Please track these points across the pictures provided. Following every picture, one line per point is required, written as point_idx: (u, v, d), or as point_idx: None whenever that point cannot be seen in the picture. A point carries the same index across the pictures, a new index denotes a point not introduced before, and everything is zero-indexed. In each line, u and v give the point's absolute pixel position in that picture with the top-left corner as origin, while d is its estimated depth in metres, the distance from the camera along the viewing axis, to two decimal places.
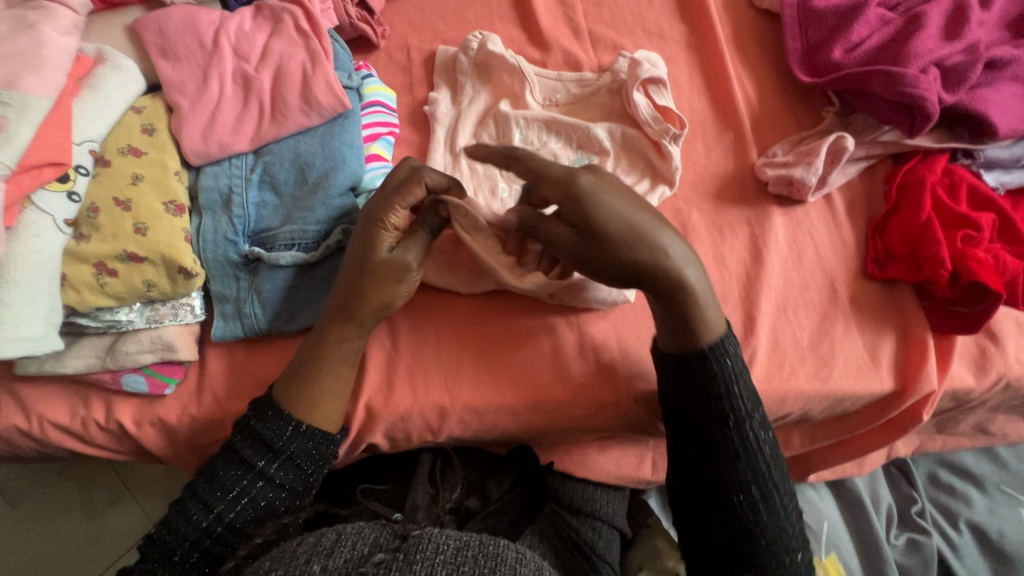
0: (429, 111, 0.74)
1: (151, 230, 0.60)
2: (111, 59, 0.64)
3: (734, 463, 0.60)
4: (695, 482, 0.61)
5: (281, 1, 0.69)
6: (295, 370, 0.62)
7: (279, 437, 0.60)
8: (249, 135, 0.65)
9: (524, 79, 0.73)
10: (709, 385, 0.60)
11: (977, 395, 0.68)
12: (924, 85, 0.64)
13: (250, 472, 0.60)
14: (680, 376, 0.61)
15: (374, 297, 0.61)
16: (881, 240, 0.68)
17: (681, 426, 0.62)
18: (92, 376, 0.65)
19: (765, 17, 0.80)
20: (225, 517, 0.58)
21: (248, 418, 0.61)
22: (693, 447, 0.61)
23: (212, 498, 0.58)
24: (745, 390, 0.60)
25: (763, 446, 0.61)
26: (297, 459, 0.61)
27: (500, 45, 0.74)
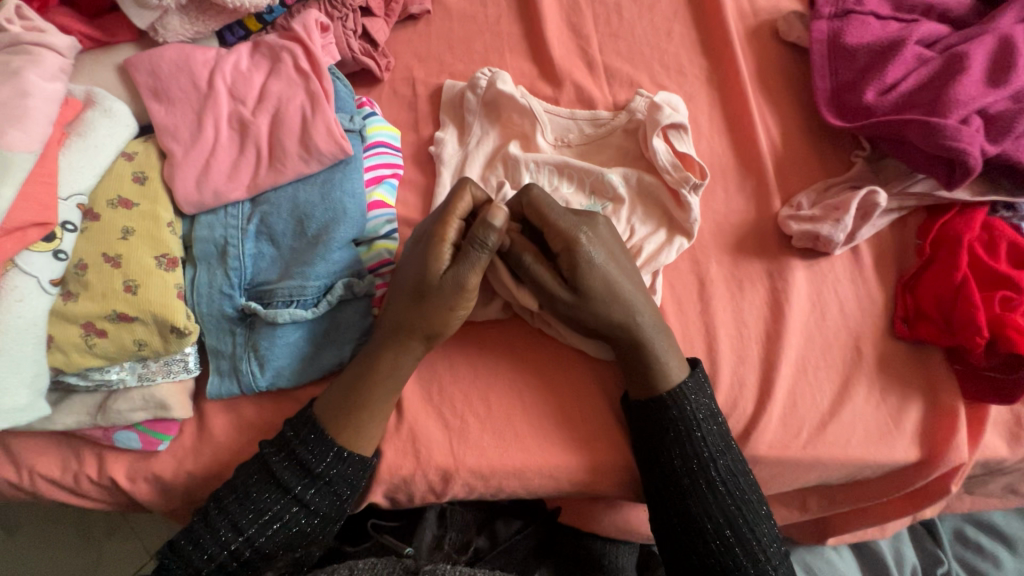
0: (435, 152, 0.70)
1: (142, 288, 0.57)
2: (100, 103, 0.61)
3: (706, 507, 0.58)
4: (672, 531, 0.59)
5: (279, 38, 0.66)
6: (306, 419, 0.60)
7: (319, 463, 0.58)
8: (245, 182, 0.62)
9: (535, 119, 0.70)
10: (669, 428, 0.59)
11: (1011, 463, 0.64)
12: (965, 137, 0.59)
13: (284, 495, 0.58)
14: (644, 422, 0.60)
15: (433, 318, 0.58)
16: (912, 298, 0.64)
17: (652, 475, 0.60)
18: (84, 432, 0.63)
19: (792, 50, 0.76)
20: (243, 552, 0.57)
21: (288, 436, 0.59)
22: (666, 496, 0.60)
23: (243, 522, 0.57)
24: (707, 430, 0.59)
25: (734, 485, 0.59)
26: (333, 485, 0.59)
27: (510, 83, 0.70)
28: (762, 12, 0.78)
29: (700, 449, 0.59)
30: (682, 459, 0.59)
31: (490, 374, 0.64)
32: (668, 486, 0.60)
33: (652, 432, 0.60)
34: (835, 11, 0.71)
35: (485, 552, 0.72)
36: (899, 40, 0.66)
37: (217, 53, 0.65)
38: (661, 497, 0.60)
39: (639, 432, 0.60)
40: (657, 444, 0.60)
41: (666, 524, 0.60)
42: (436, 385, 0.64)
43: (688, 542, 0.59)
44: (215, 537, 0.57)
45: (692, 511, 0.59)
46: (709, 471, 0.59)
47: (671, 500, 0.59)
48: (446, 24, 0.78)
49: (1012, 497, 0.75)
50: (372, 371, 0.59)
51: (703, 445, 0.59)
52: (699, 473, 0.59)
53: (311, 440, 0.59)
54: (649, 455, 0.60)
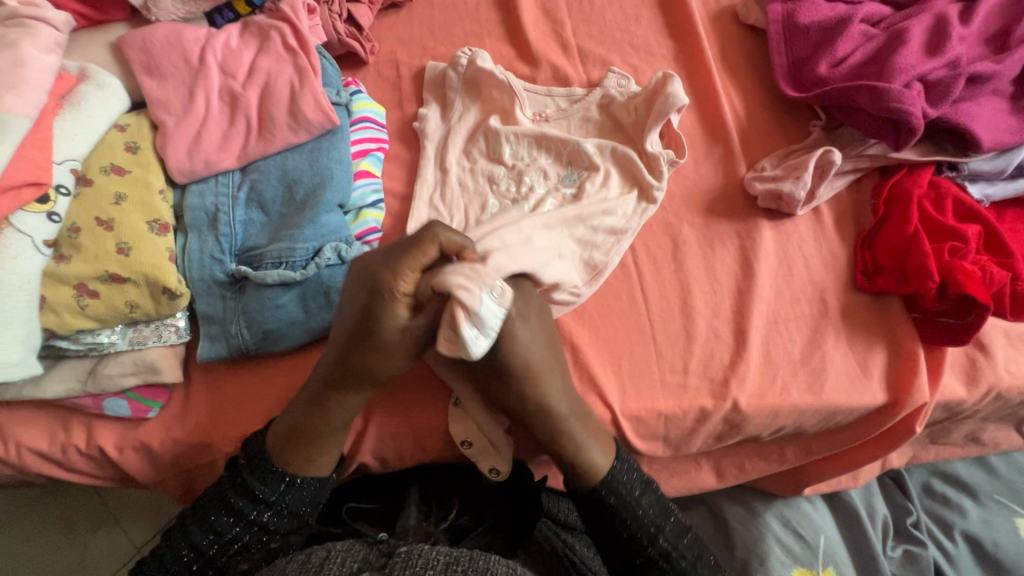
0: (419, 127, 0.74)
1: (134, 250, 0.58)
2: (94, 77, 0.63)
3: (620, 523, 0.62)
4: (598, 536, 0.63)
5: (268, 19, 0.69)
6: (259, 452, 0.60)
7: (273, 492, 0.59)
8: (235, 152, 0.65)
9: (517, 96, 0.74)
10: (559, 451, 0.61)
11: (969, 405, 0.68)
12: (908, 99, 0.65)
13: (240, 521, 0.59)
14: (548, 449, 0.62)
15: (377, 366, 0.55)
16: (870, 254, 0.69)
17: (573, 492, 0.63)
18: (72, 401, 0.63)
19: (750, 32, 0.82)
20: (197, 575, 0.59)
21: (239, 465, 0.60)
22: (583, 509, 0.63)
23: (205, 544, 0.58)
24: (601, 448, 0.61)
25: (639, 486, 0.63)
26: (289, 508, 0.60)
27: (489, 62, 0.75)
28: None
29: (615, 500, 0.61)
30: (586, 479, 0.62)
31: None
32: (585, 502, 0.63)
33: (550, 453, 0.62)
34: None
35: (471, 530, 0.71)
36: (845, 18, 0.72)
37: (207, 32, 0.68)
38: (586, 506, 0.63)
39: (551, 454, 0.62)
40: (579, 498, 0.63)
41: (597, 537, 0.64)
42: None
43: (621, 550, 0.63)
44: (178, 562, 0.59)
45: (615, 523, 0.62)
46: (618, 486, 0.62)
47: (606, 547, 0.63)
48: (428, 11, 0.82)
49: (974, 447, 0.81)
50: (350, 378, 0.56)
51: (594, 467, 0.61)
52: (625, 515, 0.62)
53: (262, 470, 0.59)
54: (564, 472, 0.63)
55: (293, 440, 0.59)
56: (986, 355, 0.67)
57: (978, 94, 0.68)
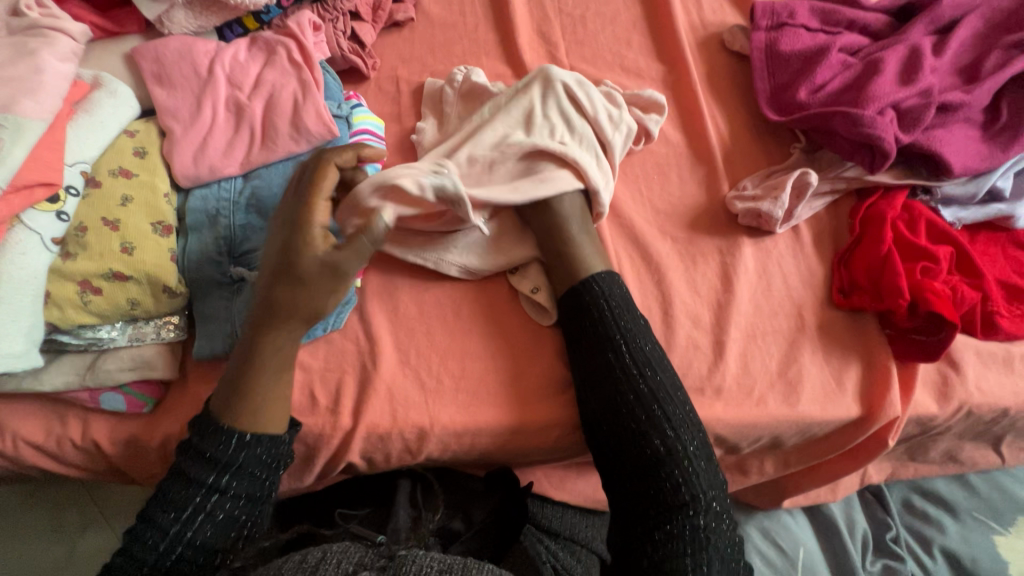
0: (417, 139, 0.77)
1: (137, 249, 0.61)
2: (107, 85, 0.66)
3: (619, 381, 0.63)
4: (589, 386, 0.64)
5: (276, 34, 0.73)
6: (206, 419, 0.60)
7: (225, 452, 0.59)
8: (238, 160, 0.67)
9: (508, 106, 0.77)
10: (585, 327, 0.65)
11: (941, 421, 0.70)
12: (881, 126, 0.68)
13: (202, 488, 0.58)
14: (569, 321, 0.67)
15: (306, 303, 0.60)
16: (847, 272, 0.72)
17: (571, 342, 0.66)
18: (70, 395, 0.65)
19: (736, 58, 0.85)
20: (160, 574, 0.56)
21: (190, 439, 0.60)
22: (578, 366, 0.65)
23: (168, 520, 0.57)
24: (621, 317, 0.65)
25: (648, 372, 0.63)
26: (250, 468, 0.60)
27: (484, 78, 0.78)
28: (710, 26, 0.87)
29: (642, 388, 0.63)
30: (598, 342, 0.64)
31: (462, 340, 0.69)
32: (589, 360, 0.64)
33: (572, 318, 0.66)
34: (771, 24, 0.80)
35: (462, 533, 0.72)
36: (824, 48, 0.76)
37: (217, 46, 0.71)
38: (591, 402, 0.64)
39: (569, 330, 0.67)
40: (598, 386, 0.63)
41: (590, 419, 0.64)
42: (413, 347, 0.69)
43: (607, 404, 0.63)
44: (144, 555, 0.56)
45: (609, 378, 0.63)
46: (623, 353, 0.64)
47: (614, 436, 0.62)
48: (429, 30, 0.86)
49: (952, 464, 0.82)
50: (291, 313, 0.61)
51: (615, 327, 0.64)
52: (643, 403, 0.62)
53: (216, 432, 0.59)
54: (576, 363, 0.65)
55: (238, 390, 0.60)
56: (958, 373, 0.69)
57: (949, 122, 0.72)
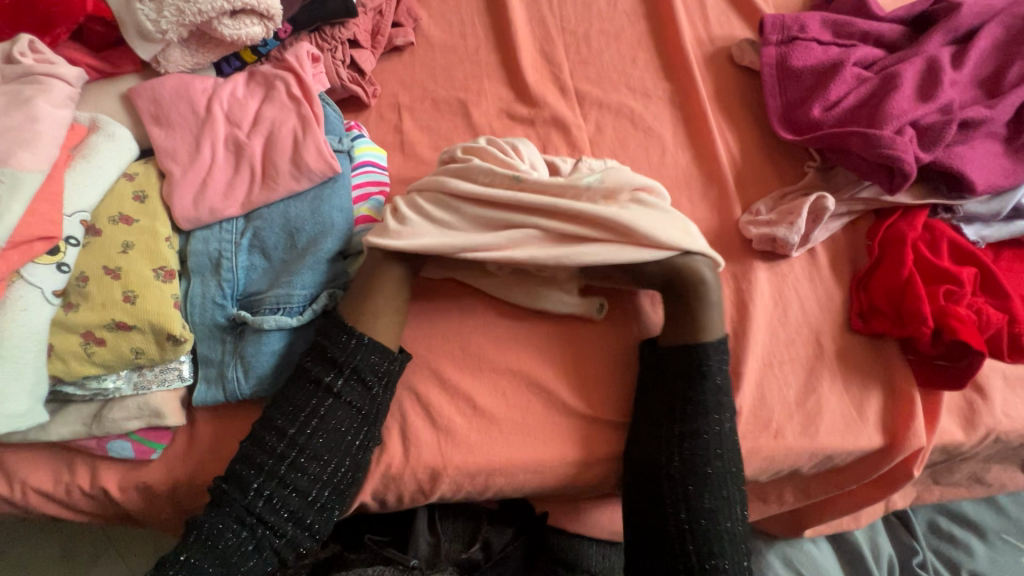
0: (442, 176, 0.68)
1: (140, 298, 0.60)
2: (105, 128, 0.65)
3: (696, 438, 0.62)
4: (657, 436, 0.64)
5: (273, 68, 0.71)
6: (243, 453, 0.59)
7: (343, 351, 0.62)
8: (239, 200, 0.66)
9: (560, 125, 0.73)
10: (672, 382, 0.64)
11: (967, 448, 0.68)
12: (900, 146, 0.65)
13: (318, 389, 0.61)
14: (658, 371, 0.66)
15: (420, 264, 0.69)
16: (865, 295, 0.69)
17: (651, 390, 0.66)
18: (79, 443, 0.65)
19: (746, 73, 0.83)
20: (267, 488, 0.57)
21: (235, 469, 0.58)
22: (651, 414, 0.65)
23: (282, 424, 0.59)
24: (722, 379, 0.64)
25: (723, 437, 0.63)
26: (284, 501, 0.58)
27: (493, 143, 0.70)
28: (717, 40, 0.85)
29: (713, 448, 0.63)
30: (680, 396, 0.64)
31: (473, 377, 0.68)
32: (664, 411, 0.64)
33: (662, 373, 0.65)
34: (781, 38, 0.78)
35: (481, 563, 0.73)
36: (838, 63, 0.74)
37: (215, 82, 0.70)
38: (649, 452, 0.64)
39: (653, 379, 0.66)
40: (664, 433, 0.63)
41: (643, 466, 0.64)
42: (423, 384, 0.67)
43: (670, 458, 0.62)
44: (249, 467, 0.58)
45: (680, 436, 0.63)
46: (704, 415, 0.63)
47: (659, 487, 0.63)
48: (429, 54, 0.84)
49: (979, 486, 0.80)
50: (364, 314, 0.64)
51: (708, 387, 0.63)
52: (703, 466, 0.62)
53: (336, 332, 0.63)
54: (648, 413, 0.65)
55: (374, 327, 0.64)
56: (984, 399, 0.67)
57: (971, 138, 0.69)
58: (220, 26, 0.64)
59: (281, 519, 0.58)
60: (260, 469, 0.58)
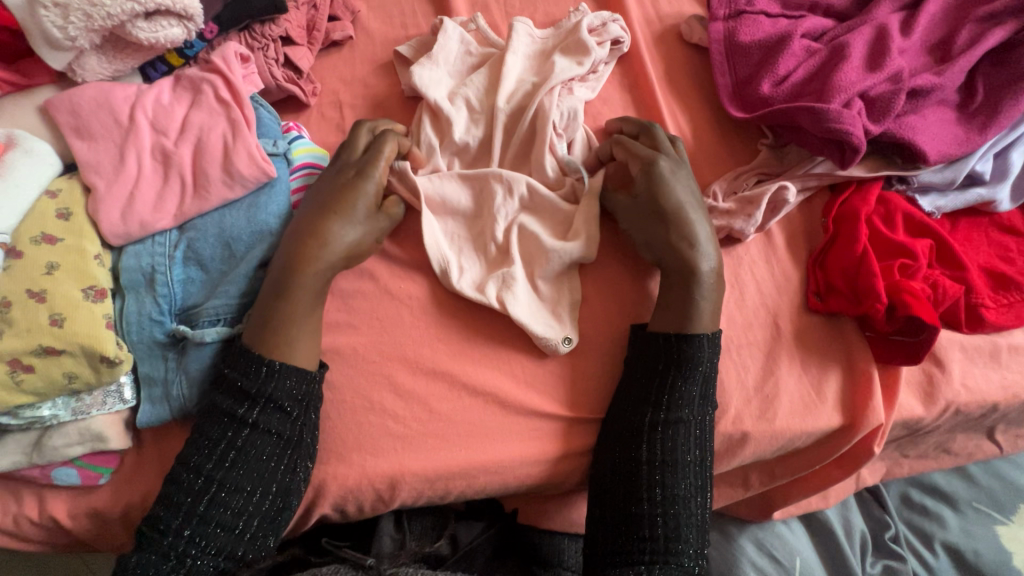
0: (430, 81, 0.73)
1: (68, 321, 0.57)
2: (22, 144, 0.62)
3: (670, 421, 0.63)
4: (631, 421, 0.63)
5: (200, 71, 0.68)
6: (174, 479, 0.58)
7: (257, 382, 0.60)
8: (171, 212, 0.64)
9: (470, 57, 0.77)
10: (653, 371, 0.63)
11: (928, 422, 0.68)
12: (849, 119, 0.64)
13: (234, 421, 0.60)
14: (637, 362, 0.65)
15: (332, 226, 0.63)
16: (822, 274, 0.68)
17: (631, 378, 0.65)
18: (22, 472, 0.63)
19: (696, 51, 0.81)
20: (188, 524, 0.56)
21: (180, 500, 0.57)
22: (626, 398, 0.64)
23: (199, 460, 0.58)
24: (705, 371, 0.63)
25: (696, 424, 0.64)
26: (219, 523, 0.57)
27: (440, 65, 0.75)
28: (666, 18, 0.82)
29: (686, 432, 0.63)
30: (658, 383, 0.63)
31: (427, 380, 0.66)
32: (640, 397, 0.64)
33: (644, 363, 0.64)
34: (729, 13, 0.76)
35: (448, 557, 0.71)
36: (786, 36, 0.71)
37: (138, 89, 0.66)
38: (619, 436, 0.64)
39: (634, 368, 0.65)
40: (636, 416, 0.63)
41: (615, 447, 0.64)
42: (376, 392, 0.65)
43: (639, 440, 0.63)
44: (167, 508, 0.57)
45: (652, 420, 0.63)
46: (679, 404, 0.63)
47: (629, 471, 0.63)
48: (370, 48, 0.81)
49: (948, 458, 0.80)
50: (291, 264, 0.62)
51: (690, 376, 0.63)
52: (672, 449, 0.63)
53: (245, 362, 0.60)
54: (626, 398, 0.64)
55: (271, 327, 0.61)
56: (943, 372, 0.67)
57: (921, 107, 0.67)
58: (135, 29, 0.61)
59: (207, 552, 0.57)
60: (189, 492, 0.57)
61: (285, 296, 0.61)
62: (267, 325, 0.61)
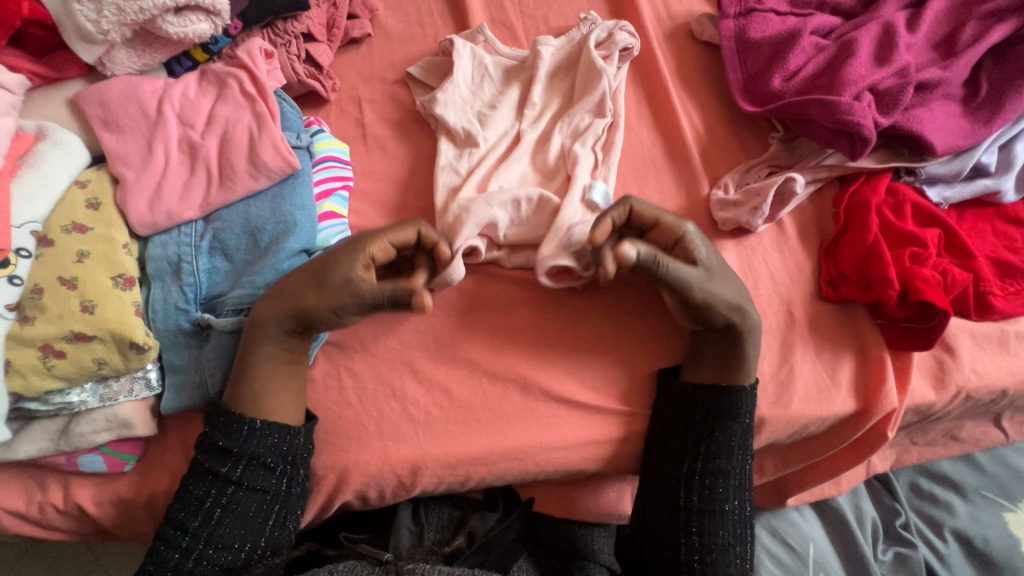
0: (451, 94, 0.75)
1: (99, 307, 0.58)
2: (52, 136, 0.63)
3: (711, 432, 0.66)
4: (671, 427, 0.67)
5: (225, 66, 0.70)
6: (198, 473, 0.60)
7: (284, 385, 0.63)
8: (197, 203, 0.65)
9: (486, 71, 0.77)
10: (692, 384, 0.66)
11: (939, 408, 0.69)
12: (859, 112, 0.66)
13: (263, 421, 0.62)
14: (675, 372, 0.68)
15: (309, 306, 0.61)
16: (834, 262, 0.70)
17: (670, 388, 0.67)
18: (48, 460, 0.63)
19: (707, 48, 0.83)
20: (218, 506, 0.59)
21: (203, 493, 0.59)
22: (666, 406, 0.67)
23: (228, 454, 0.60)
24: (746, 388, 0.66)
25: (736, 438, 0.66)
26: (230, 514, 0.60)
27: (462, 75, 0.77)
28: (677, 17, 0.85)
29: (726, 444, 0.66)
30: (700, 396, 0.66)
31: (448, 367, 0.67)
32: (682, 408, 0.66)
33: (681, 374, 0.67)
34: (739, 11, 0.78)
35: (464, 551, 0.69)
36: (796, 32, 0.73)
37: (164, 83, 0.68)
38: (660, 442, 0.67)
39: (672, 380, 0.67)
40: (677, 424, 0.67)
41: (656, 451, 0.67)
42: (398, 379, 0.67)
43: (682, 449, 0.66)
44: (186, 502, 0.59)
45: (693, 430, 0.66)
46: (720, 420, 0.66)
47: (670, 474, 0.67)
48: (388, 45, 0.83)
49: (956, 446, 0.82)
50: (247, 358, 0.62)
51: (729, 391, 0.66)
52: (712, 460, 0.66)
53: (281, 370, 0.63)
54: (666, 406, 0.67)
55: (239, 388, 0.62)
56: (953, 357, 0.68)
57: (928, 101, 0.69)
58: (165, 24, 0.63)
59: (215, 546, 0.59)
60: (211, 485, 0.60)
61: (247, 371, 0.62)
62: (238, 392, 0.62)
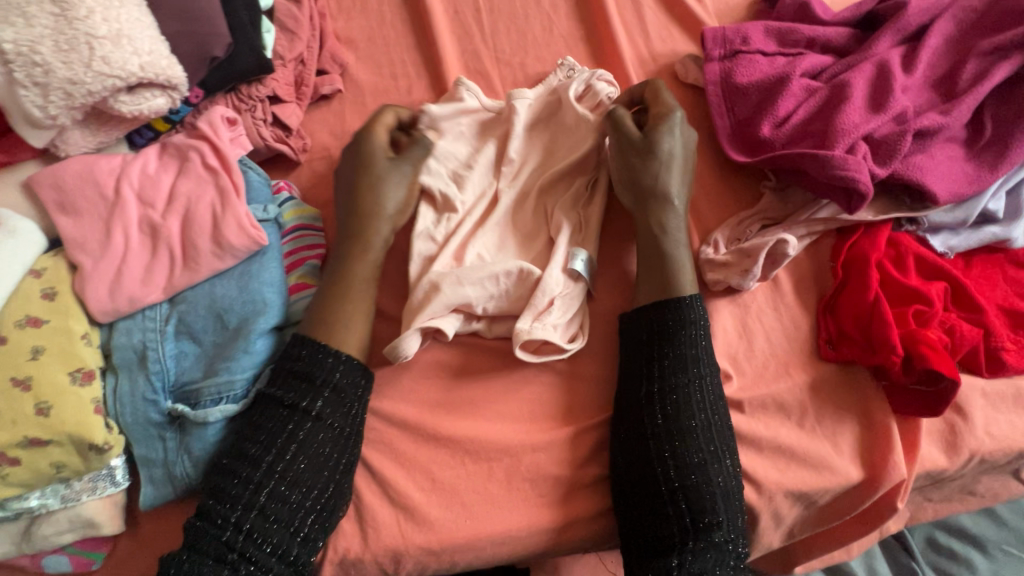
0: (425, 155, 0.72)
1: (54, 408, 0.55)
2: (4, 224, 0.60)
3: (676, 446, 0.58)
4: (636, 452, 0.59)
5: (187, 138, 0.67)
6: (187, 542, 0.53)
7: (321, 370, 0.59)
8: (160, 285, 0.62)
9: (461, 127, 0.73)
10: (643, 392, 0.60)
11: (953, 472, 0.65)
12: (854, 165, 0.62)
13: (250, 468, 0.55)
14: (629, 388, 0.62)
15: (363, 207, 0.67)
16: (834, 321, 0.66)
17: (626, 407, 0.61)
18: (12, 561, 0.60)
19: (693, 90, 0.79)
20: (246, 523, 0.53)
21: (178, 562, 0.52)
22: (627, 430, 0.60)
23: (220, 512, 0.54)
24: (699, 385, 0.60)
25: (706, 443, 0.59)
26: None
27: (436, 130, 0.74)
28: (660, 57, 0.81)
29: (698, 454, 0.58)
30: (651, 407, 0.59)
31: (429, 447, 0.64)
32: (639, 426, 0.60)
33: (634, 391, 0.61)
34: (724, 53, 0.74)
35: None
36: (785, 76, 0.70)
37: (123, 160, 0.65)
38: (635, 472, 0.59)
39: (627, 392, 0.62)
40: (637, 451, 0.59)
41: (631, 485, 0.59)
42: (375, 462, 0.63)
43: (653, 472, 0.58)
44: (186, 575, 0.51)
45: (656, 450, 0.58)
46: (682, 424, 0.59)
47: (650, 506, 0.58)
48: (360, 100, 0.80)
49: (974, 500, 0.77)
50: (343, 276, 0.64)
51: (681, 392, 0.60)
52: (690, 472, 0.57)
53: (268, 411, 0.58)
54: (626, 429, 0.61)
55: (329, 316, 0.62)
56: (966, 419, 0.64)
57: (928, 146, 0.65)
58: (118, 103, 0.60)
59: None
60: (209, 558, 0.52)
61: (344, 297, 0.63)
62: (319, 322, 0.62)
